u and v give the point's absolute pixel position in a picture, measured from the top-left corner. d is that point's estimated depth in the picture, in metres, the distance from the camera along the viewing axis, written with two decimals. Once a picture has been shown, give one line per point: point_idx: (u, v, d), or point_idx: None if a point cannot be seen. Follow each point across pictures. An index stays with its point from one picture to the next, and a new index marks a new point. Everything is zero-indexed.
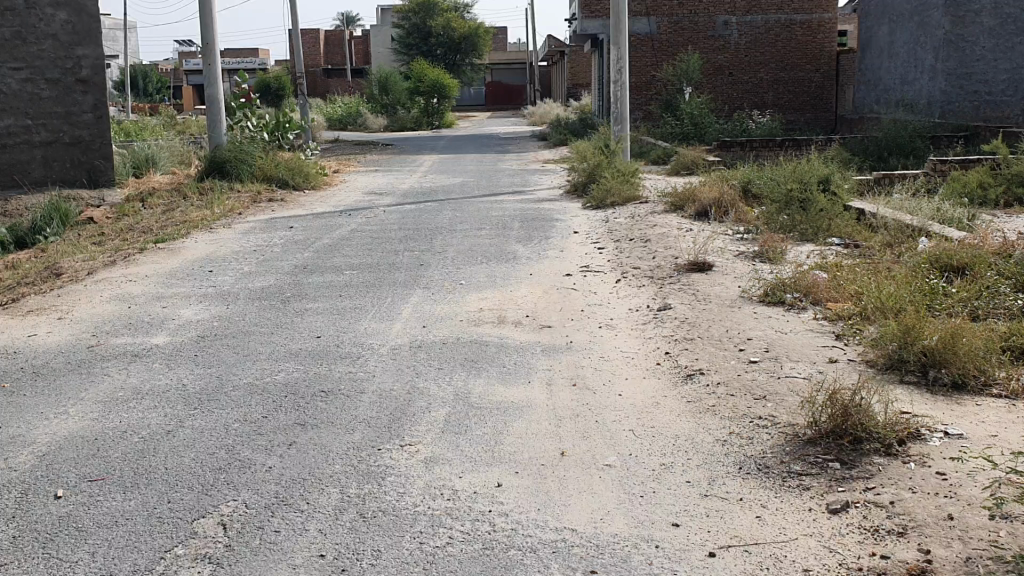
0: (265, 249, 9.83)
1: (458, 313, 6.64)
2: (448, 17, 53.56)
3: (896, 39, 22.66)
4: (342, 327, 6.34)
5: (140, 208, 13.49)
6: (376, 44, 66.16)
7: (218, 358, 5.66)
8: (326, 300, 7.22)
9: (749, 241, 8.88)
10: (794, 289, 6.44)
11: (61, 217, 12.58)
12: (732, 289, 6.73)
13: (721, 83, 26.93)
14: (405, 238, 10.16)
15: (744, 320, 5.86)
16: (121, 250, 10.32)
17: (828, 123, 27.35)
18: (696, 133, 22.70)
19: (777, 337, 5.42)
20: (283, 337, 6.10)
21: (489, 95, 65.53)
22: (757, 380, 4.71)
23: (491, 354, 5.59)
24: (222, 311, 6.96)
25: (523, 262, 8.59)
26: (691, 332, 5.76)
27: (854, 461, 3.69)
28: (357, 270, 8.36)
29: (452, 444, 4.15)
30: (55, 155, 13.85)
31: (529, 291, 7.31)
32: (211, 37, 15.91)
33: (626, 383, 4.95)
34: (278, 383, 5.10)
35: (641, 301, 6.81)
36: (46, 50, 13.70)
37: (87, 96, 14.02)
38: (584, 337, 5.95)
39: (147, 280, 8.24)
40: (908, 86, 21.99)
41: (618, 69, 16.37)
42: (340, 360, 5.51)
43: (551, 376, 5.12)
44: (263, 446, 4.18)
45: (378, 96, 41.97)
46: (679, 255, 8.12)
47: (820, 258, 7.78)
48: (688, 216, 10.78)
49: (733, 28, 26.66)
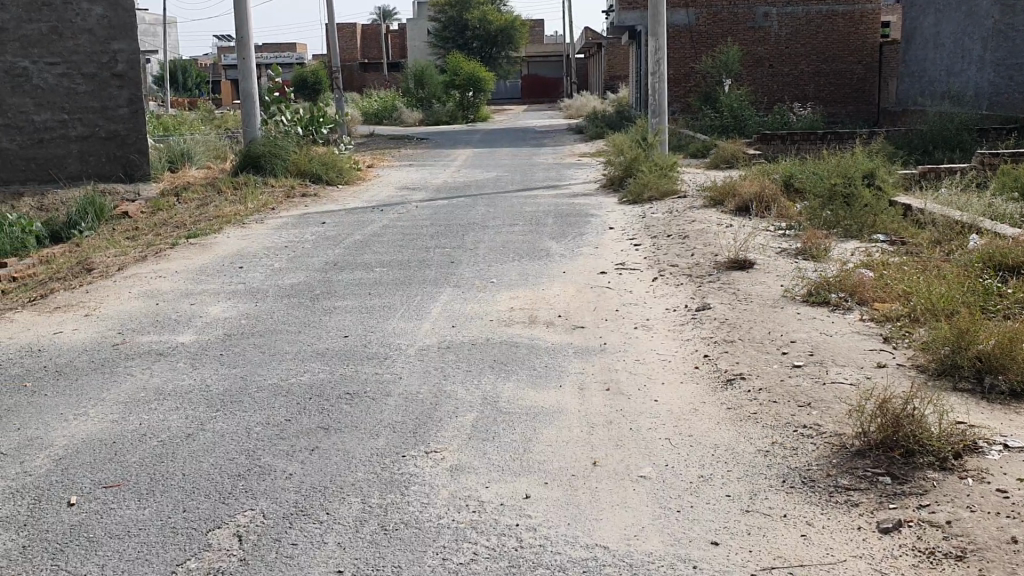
0: (296, 245, 9.71)
1: (490, 313, 6.46)
2: (485, 9, 53.34)
3: (942, 29, 22.15)
4: (370, 326, 6.18)
5: (175, 202, 13.42)
6: (412, 38, 66.27)
7: (244, 357, 5.53)
8: (355, 298, 7.07)
9: (792, 238, 8.60)
10: (839, 288, 6.19)
11: (96, 211, 12.54)
12: (774, 288, 6.49)
13: (761, 75, 26.49)
14: (437, 234, 10.01)
15: (787, 322, 5.61)
16: (153, 245, 10.27)
17: (871, 116, 26.81)
18: (735, 127, 22.33)
19: (822, 340, 5.17)
20: (311, 336, 5.95)
21: (525, 88, 65.27)
22: (800, 386, 4.47)
23: (522, 355, 5.41)
24: (250, 309, 6.85)
25: (557, 259, 8.39)
26: (731, 333, 5.53)
27: (906, 476, 3.45)
28: (387, 267, 8.22)
29: (480, 451, 3.97)
30: (91, 150, 13.91)
31: (562, 290, 7.11)
32: (246, 31, 15.86)
33: (662, 388, 4.75)
34: (303, 385, 4.95)
35: (679, 301, 6.58)
36: (83, 45, 13.73)
37: (123, 91, 13.93)
38: (618, 338, 5.75)
39: (177, 276, 8.15)
40: (955, 78, 21.48)
41: (656, 60, 16.07)
42: (367, 361, 5.36)
43: (584, 379, 4.93)
44: (284, 450, 4.03)
45: (414, 91, 42.02)
46: (719, 253, 7.87)
47: (865, 256, 7.52)
48: (727, 211, 10.51)
49: (773, 20, 26.22)
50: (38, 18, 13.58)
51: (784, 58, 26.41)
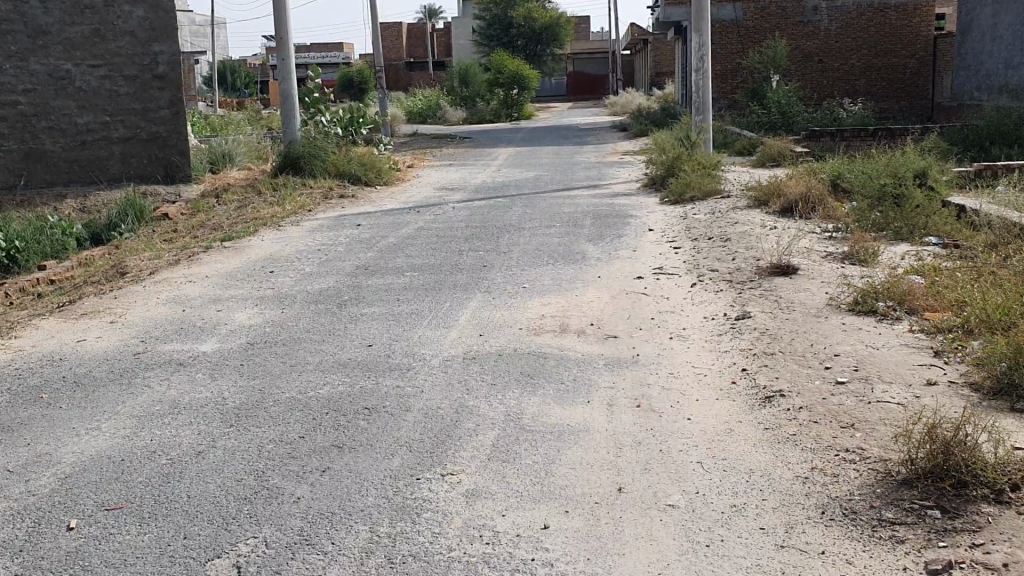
0: (328, 249, 9.57)
1: (520, 321, 6.24)
2: (530, 7, 53.13)
3: (999, 21, 21.49)
4: (395, 335, 5.99)
5: (214, 204, 13.39)
6: (458, 36, 66.26)
7: (264, 368, 5.38)
8: (383, 304, 6.90)
9: (839, 241, 8.27)
10: (889, 298, 5.87)
11: (136, 213, 12.56)
12: (818, 296, 6.19)
13: (810, 70, 25.92)
14: (472, 237, 9.81)
15: (831, 333, 5.31)
16: (188, 248, 10.23)
17: (925, 111, 26.06)
18: (783, 123, 21.86)
19: (868, 354, 4.88)
20: (334, 346, 5.79)
21: (571, 86, 64.95)
22: (844, 407, 4.19)
23: (550, 367, 5.18)
24: (275, 316, 6.71)
25: (592, 263, 8.15)
26: (771, 346, 5.25)
27: (957, 510, 3.16)
28: (419, 272, 8.05)
29: (498, 474, 3.76)
30: (133, 151, 13.95)
31: (597, 296, 6.87)
32: (285, 30, 15.81)
33: (696, 405, 4.49)
34: (320, 398, 4.78)
35: (717, 309, 6.30)
36: (124, 47, 13.76)
37: (164, 93, 14.01)
38: (652, 349, 5.49)
39: (207, 280, 8.06)
40: (1013, 71, 20.86)
41: (700, 57, 15.74)
42: (390, 372, 5.18)
43: (613, 395, 4.68)
44: (293, 473, 3.85)
45: (459, 90, 41.91)
46: (762, 257, 7.57)
47: (916, 261, 7.19)
48: (772, 212, 10.18)
49: (823, 14, 25.63)
50: (81, 21, 13.58)
51: (834, 52, 25.81)
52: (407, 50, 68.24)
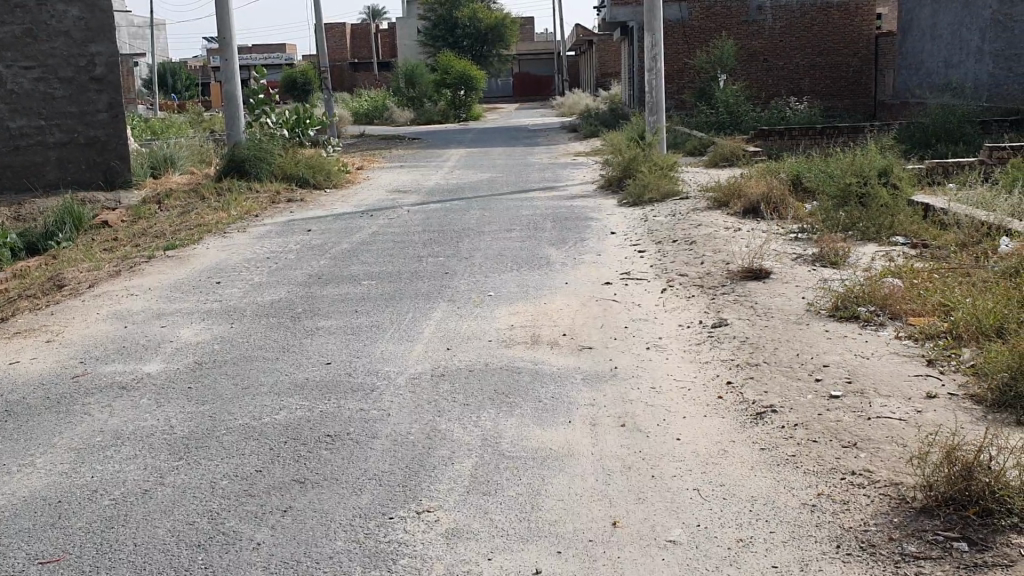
0: (278, 256, 9.16)
1: (487, 333, 5.90)
2: (475, 7, 52.80)
3: (938, 20, 21.70)
4: (355, 351, 5.62)
5: (156, 210, 12.85)
6: (403, 37, 65.68)
7: (214, 392, 4.98)
8: (339, 317, 6.51)
9: (806, 242, 8.08)
10: (870, 302, 5.65)
11: (74, 221, 11.99)
12: (795, 301, 5.95)
13: (757, 69, 25.97)
14: (429, 242, 9.45)
15: (816, 341, 5.08)
16: (129, 258, 9.74)
17: (869, 109, 26.29)
18: (732, 122, 21.82)
19: (859, 364, 4.64)
20: (289, 364, 5.40)
21: (517, 86, 64.78)
22: (843, 423, 3.95)
23: (525, 384, 4.85)
24: (226, 331, 6.30)
25: (556, 268, 7.86)
26: (755, 356, 4.98)
27: (985, 542, 2.92)
28: (377, 280, 7.69)
29: (480, 510, 3.43)
30: (70, 156, 13.33)
31: (566, 304, 6.58)
32: (228, 29, 15.26)
33: (683, 423, 4.21)
34: (277, 426, 4.40)
35: (691, 315, 6.04)
36: (58, 48, 13.16)
37: (102, 95, 13.39)
38: (629, 362, 5.20)
39: (152, 293, 7.61)
40: (953, 69, 21.05)
41: (652, 56, 15.50)
42: (352, 393, 4.83)
43: (594, 414, 4.38)
44: (252, 514, 3.49)
45: (405, 90, 40.96)
46: (731, 260, 7.31)
47: (888, 263, 7.01)
48: (734, 212, 10.00)
49: (768, 13, 25.71)
50: (11, 20, 12.95)
51: (780, 51, 25.90)
52: (351, 51, 67.54)
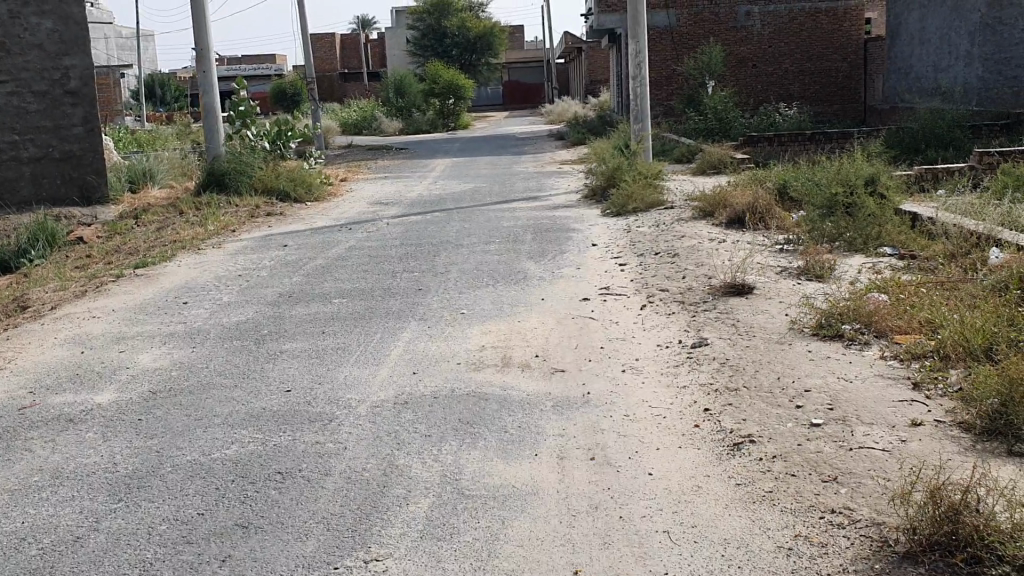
0: (250, 274, 8.89)
1: (458, 355, 5.65)
2: (463, 16, 52.68)
3: (927, 24, 21.57)
4: (317, 377, 5.37)
5: (133, 225, 12.58)
6: (392, 47, 65.53)
7: (164, 425, 4.72)
8: (305, 339, 6.25)
9: (792, 254, 7.86)
10: (855, 319, 5.43)
11: (47, 238, 11.68)
12: (778, 319, 5.71)
13: (745, 75, 25.81)
14: (405, 257, 9.20)
15: (798, 362, 4.84)
16: (97, 277, 9.44)
17: (858, 114, 26.15)
18: (720, 129, 21.62)
19: (842, 388, 4.39)
20: (247, 393, 5.15)
21: (506, 94, 64.67)
22: (824, 455, 3.71)
23: (491, 412, 4.60)
24: (186, 356, 6.03)
25: (534, 284, 7.62)
26: (734, 379, 4.74)
27: None
28: (347, 298, 7.43)
29: (432, 559, 3.19)
30: (45, 172, 13.02)
31: (542, 322, 6.34)
32: (206, 40, 15.00)
33: (655, 456, 3.97)
34: (225, 464, 4.14)
35: (670, 334, 5.80)
36: (32, 61, 12.88)
37: (77, 109, 13.21)
38: (602, 386, 4.95)
39: (114, 315, 7.32)
40: (943, 73, 20.92)
41: (637, 64, 15.26)
42: (309, 424, 4.57)
43: (562, 445, 4.14)
44: (188, 565, 3.24)
45: (394, 99, 40.62)
46: (714, 274, 7.08)
47: (875, 276, 6.79)
48: (718, 223, 9.77)
49: (755, 19, 25.56)
50: None
51: (768, 57, 25.74)
52: (339, 61, 67.34)
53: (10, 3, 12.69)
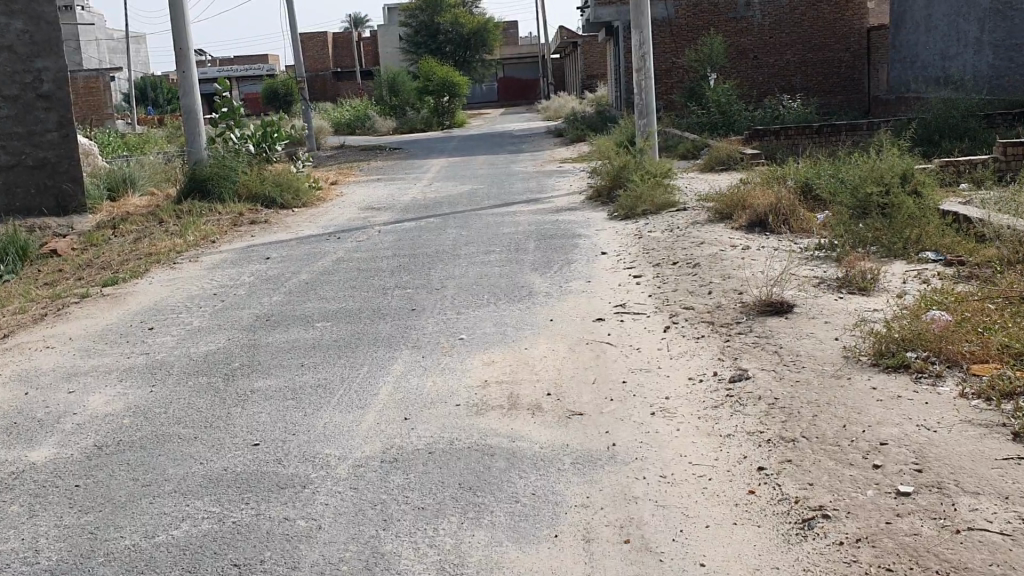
0: (227, 292, 8.09)
1: (457, 394, 4.85)
2: (457, 12, 51.73)
3: (933, 11, 20.76)
4: (291, 425, 4.55)
5: (110, 236, 11.75)
6: (385, 44, 64.71)
7: (104, 494, 3.92)
8: (281, 375, 5.43)
9: (826, 262, 7.06)
10: (920, 345, 4.60)
11: (18, 250, 10.86)
12: (829, 345, 4.89)
13: (746, 67, 25.00)
14: (397, 270, 8.38)
15: (864, 404, 4.04)
16: (61, 298, 8.62)
17: (863, 105, 25.35)
18: (724, 123, 20.80)
19: (926, 440, 3.60)
20: (207, 448, 4.35)
21: (502, 90, 63.84)
22: (922, 540, 2.93)
23: (497, 472, 3.81)
24: (142, 398, 5.22)
25: (541, 301, 6.82)
26: (789, 427, 3.94)
27: None
28: (330, 322, 6.63)
29: None
30: (18, 180, 12.22)
31: (552, 351, 5.53)
32: (184, 37, 14.12)
33: (706, 538, 3.19)
34: (171, 554, 3.35)
35: (702, 365, 5.00)
36: (1, 64, 12.06)
37: (51, 113, 12.35)
38: (630, 435, 4.15)
39: (70, 344, 6.52)
40: (951, 62, 20.11)
41: (641, 55, 14.46)
42: (277, 493, 3.77)
43: (587, 522, 3.35)
44: None
45: (386, 98, 39.76)
46: (745, 288, 6.27)
47: (927, 288, 5.98)
48: (739, 226, 8.94)
49: (755, 10, 24.74)
50: None
51: (769, 48, 24.93)
52: (332, 61, 66.46)
53: None
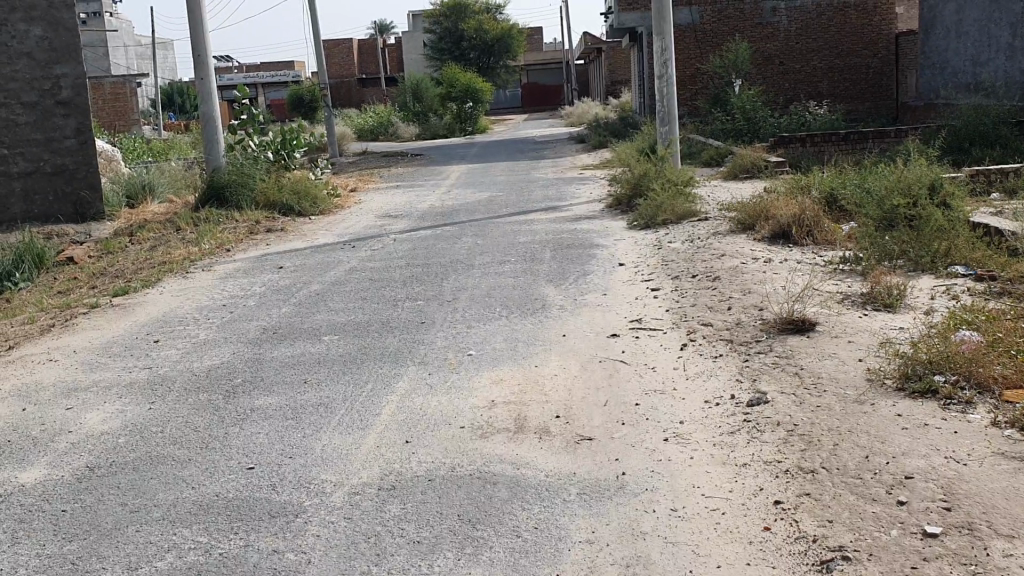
0: (237, 303, 7.95)
1: (462, 415, 4.66)
2: (481, 18, 51.69)
3: (964, 16, 20.39)
4: (289, 448, 4.39)
5: (127, 243, 11.65)
6: (410, 50, 64.83)
7: (90, 521, 3.77)
8: (282, 393, 5.26)
9: (853, 277, 6.82)
10: (949, 368, 4.35)
11: (34, 258, 10.78)
12: (852, 367, 4.66)
13: (771, 73, 24.69)
14: (410, 281, 8.22)
15: (889, 432, 3.81)
16: (69, 308, 8.50)
17: (891, 111, 24.94)
18: (749, 130, 20.50)
19: (955, 474, 3.36)
20: (200, 472, 4.19)
21: (526, 96, 63.71)
22: None
23: (500, 503, 3.62)
24: (139, 415, 5.07)
25: (554, 315, 6.63)
26: (809, 457, 3.72)
27: None
28: (338, 335, 6.48)
29: None
30: (37, 187, 12.18)
31: (562, 369, 5.34)
32: (203, 44, 14.04)
33: None
34: None
35: (719, 387, 4.78)
36: (20, 71, 12.02)
37: (69, 120, 12.27)
38: (640, 463, 3.95)
39: (73, 358, 6.40)
40: (982, 68, 19.73)
41: (663, 62, 14.20)
42: (268, 523, 3.60)
43: (590, 562, 3.16)
44: None
45: (411, 104, 39.08)
46: (766, 304, 6.04)
47: (957, 305, 5.72)
48: (761, 238, 8.69)
49: (781, 15, 24.41)
50: None
51: (795, 54, 24.61)
52: (357, 67, 66.64)
53: None
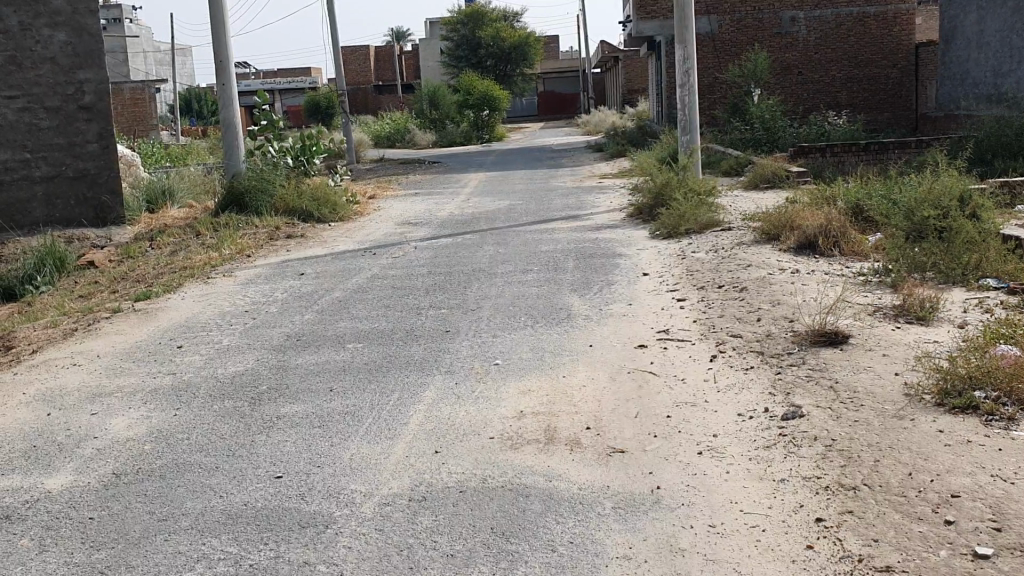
0: (259, 309, 7.92)
1: (490, 426, 4.59)
2: (498, 26, 51.71)
3: (986, 27, 20.21)
4: (317, 457, 4.34)
5: (146, 249, 11.62)
6: (427, 58, 64.98)
7: (117, 530, 3.72)
8: (308, 401, 5.20)
9: (882, 289, 6.71)
10: (990, 384, 4.23)
11: (55, 262, 10.78)
12: (888, 382, 4.57)
13: (791, 83, 24.57)
14: (433, 289, 8.16)
15: (930, 449, 3.72)
16: (91, 313, 8.48)
17: (911, 122, 24.71)
18: (769, 140, 20.39)
19: (1003, 493, 3.28)
20: (228, 480, 4.14)
21: (542, 104, 63.64)
22: None
23: (532, 517, 3.55)
24: (165, 422, 5.03)
25: (579, 325, 6.56)
26: (850, 473, 3.64)
27: None
28: (362, 343, 6.43)
29: None
30: (58, 192, 12.17)
31: (590, 380, 5.26)
32: (224, 49, 14.04)
33: None
34: None
35: (751, 400, 4.70)
36: (43, 76, 12.05)
37: (92, 125, 12.29)
38: (676, 477, 3.87)
39: (97, 363, 6.36)
40: (1005, 79, 19.54)
41: (684, 71, 14.12)
42: (298, 534, 3.54)
43: None
44: None
45: (427, 111, 38.76)
46: (795, 317, 5.94)
47: (990, 319, 5.61)
48: (787, 249, 8.59)
49: (801, 25, 24.27)
50: None
51: (815, 64, 24.48)
52: (373, 74, 66.77)
53: (21, 15, 11.92)
